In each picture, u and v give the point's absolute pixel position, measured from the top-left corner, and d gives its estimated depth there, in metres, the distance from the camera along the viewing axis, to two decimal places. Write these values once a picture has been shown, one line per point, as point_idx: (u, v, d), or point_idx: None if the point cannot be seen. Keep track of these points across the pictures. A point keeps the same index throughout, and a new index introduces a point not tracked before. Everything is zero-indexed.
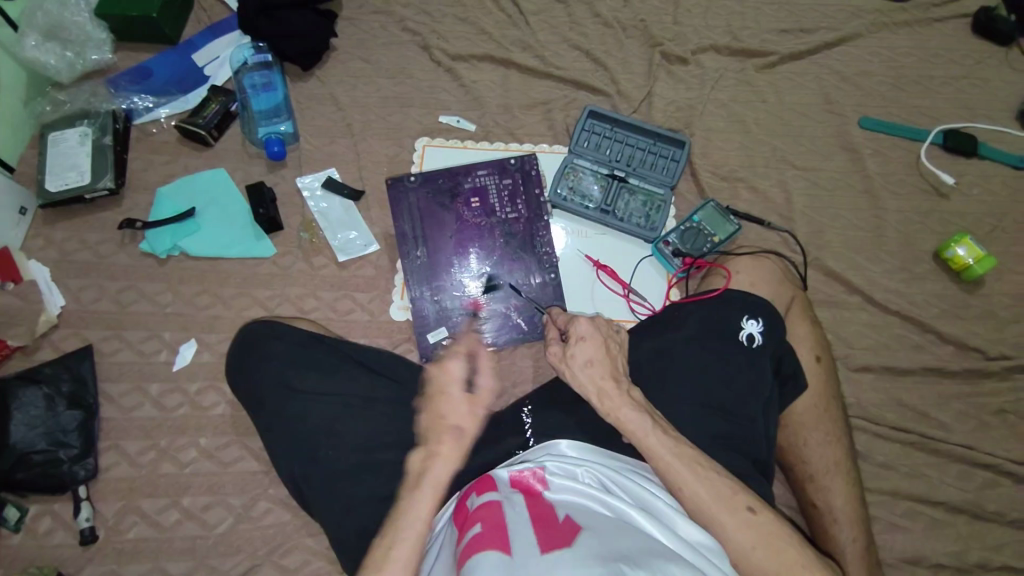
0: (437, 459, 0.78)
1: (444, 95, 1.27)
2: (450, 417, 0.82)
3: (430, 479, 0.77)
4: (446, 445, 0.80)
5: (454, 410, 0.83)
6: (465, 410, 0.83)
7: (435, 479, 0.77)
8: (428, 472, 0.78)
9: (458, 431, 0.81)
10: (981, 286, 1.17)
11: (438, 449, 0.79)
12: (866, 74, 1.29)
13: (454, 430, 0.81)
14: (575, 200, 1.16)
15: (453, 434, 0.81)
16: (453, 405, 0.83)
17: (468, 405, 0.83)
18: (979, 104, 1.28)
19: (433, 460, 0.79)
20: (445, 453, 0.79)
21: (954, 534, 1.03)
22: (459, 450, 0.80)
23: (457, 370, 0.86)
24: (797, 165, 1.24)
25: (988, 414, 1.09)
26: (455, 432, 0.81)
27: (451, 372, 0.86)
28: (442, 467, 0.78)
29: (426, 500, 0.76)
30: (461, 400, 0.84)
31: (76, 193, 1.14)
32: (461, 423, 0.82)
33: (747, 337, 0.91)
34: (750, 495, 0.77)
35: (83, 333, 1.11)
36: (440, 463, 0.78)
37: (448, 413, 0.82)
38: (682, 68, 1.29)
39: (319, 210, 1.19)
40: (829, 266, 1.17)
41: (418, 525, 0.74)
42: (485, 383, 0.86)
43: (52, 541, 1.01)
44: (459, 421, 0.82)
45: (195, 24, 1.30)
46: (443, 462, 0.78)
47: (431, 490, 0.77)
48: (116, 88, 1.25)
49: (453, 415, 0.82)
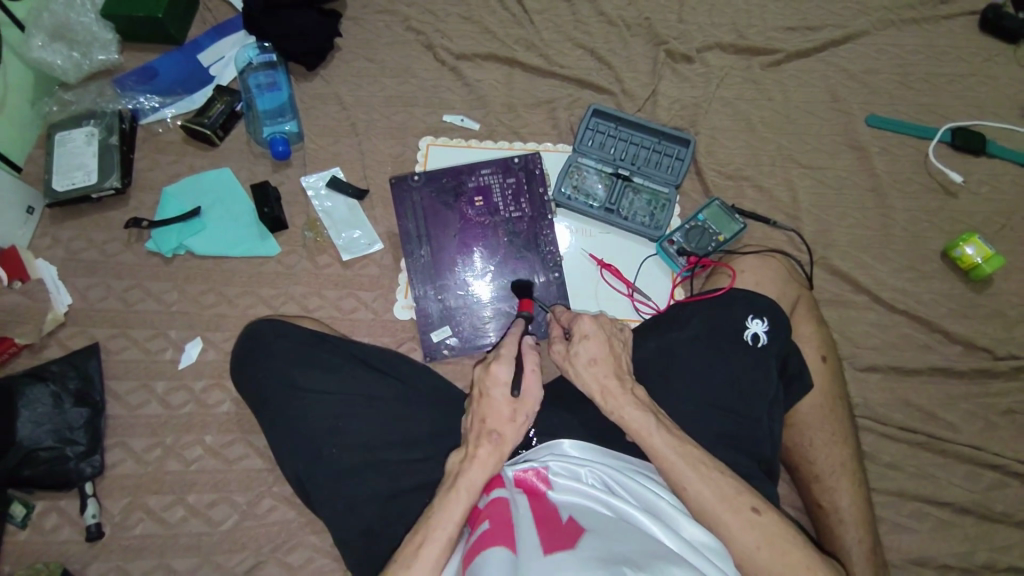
0: (473, 464, 0.76)
1: (449, 94, 1.27)
2: (490, 420, 0.79)
3: (465, 481, 0.75)
4: (484, 449, 0.77)
5: (496, 415, 0.79)
6: (507, 414, 0.79)
7: (471, 482, 0.75)
8: (463, 475, 0.76)
9: (496, 437, 0.78)
10: (990, 286, 1.16)
11: (476, 452, 0.77)
12: (873, 72, 1.28)
13: (493, 436, 0.78)
14: (579, 199, 1.16)
15: (491, 439, 0.77)
16: (496, 409, 0.79)
17: (510, 410, 0.79)
18: (988, 102, 1.26)
19: (468, 463, 0.76)
20: (483, 456, 0.76)
21: (962, 536, 1.02)
22: (498, 455, 0.77)
23: (504, 370, 0.81)
24: (803, 163, 1.23)
25: (997, 415, 1.08)
26: (494, 437, 0.78)
27: (497, 374, 0.81)
28: (479, 473, 0.75)
29: (458, 500, 0.74)
30: (504, 403, 0.80)
31: (83, 192, 1.15)
32: (501, 428, 0.78)
33: (752, 336, 0.91)
34: (754, 496, 0.77)
35: (90, 331, 1.12)
36: (475, 468, 0.76)
37: (488, 417, 0.79)
38: (687, 66, 1.29)
39: (323, 209, 1.19)
40: (835, 265, 1.16)
41: (449, 526, 0.72)
42: (531, 385, 0.81)
43: (58, 538, 1.02)
44: (500, 427, 0.78)
45: (201, 24, 1.30)
46: (479, 465, 0.76)
47: (467, 491, 0.74)
48: (123, 88, 1.25)
49: (494, 419, 0.79)
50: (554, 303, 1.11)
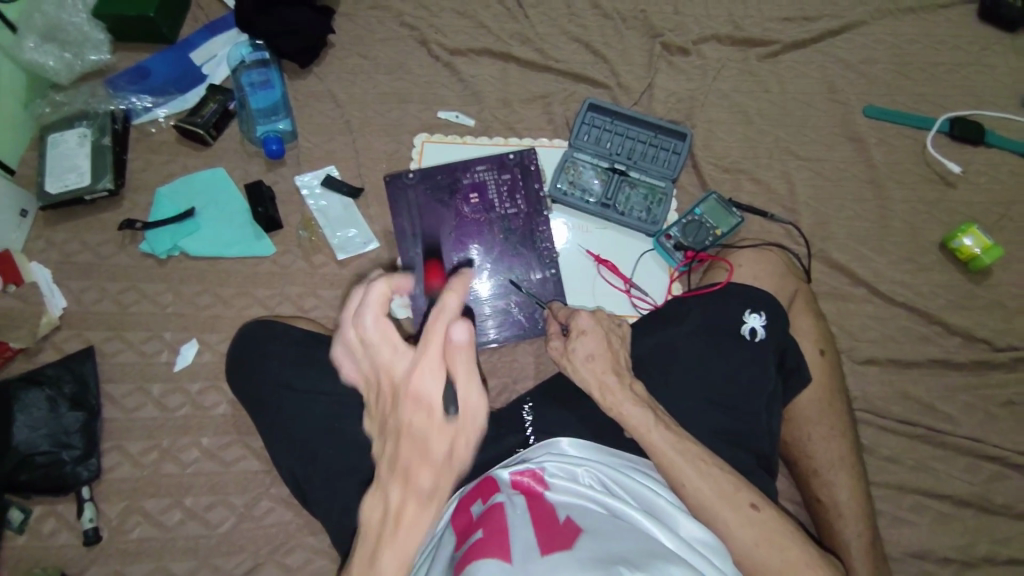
0: (403, 525, 0.57)
1: (443, 90, 1.26)
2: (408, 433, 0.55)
3: (409, 526, 0.56)
4: (410, 508, 0.57)
5: (421, 452, 0.55)
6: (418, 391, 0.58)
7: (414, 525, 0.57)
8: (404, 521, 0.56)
9: (428, 492, 0.56)
10: (989, 277, 1.15)
11: (402, 512, 0.57)
12: (870, 62, 1.27)
13: (422, 490, 0.56)
14: (575, 194, 1.15)
15: (418, 494, 0.56)
16: (420, 452, 0.55)
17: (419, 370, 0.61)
18: (986, 91, 1.25)
19: (396, 529, 0.57)
20: (411, 514, 0.57)
21: (961, 528, 1.02)
22: (424, 510, 0.57)
23: (433, 379, 0.55)
24: (800, 155, 1.22)
25: (996, 407, 1.08)
26: (426, 493, 0.56)
27: (418, 394, 0.55)
28: (413, 538, 0.57)
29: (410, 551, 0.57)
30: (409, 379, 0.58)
31: (76, 194, 1.14)
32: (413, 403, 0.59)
33: (749, 331, 0.90)
34: (753, 492, 0.76)
35: (85, 334, 1.12)
36: (406, 531, 0.57)
37: (414, 464, 0.55)
38: (683, 59, 1.28)
39: (318, 208, 1.18)
40: (834, 257, 1.15)
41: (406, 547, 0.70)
42: (469, 401, 0.56)
43: (56, 542, 1.02)
44: (420, 468, 0.55)
45: (193, 23, 1.29)
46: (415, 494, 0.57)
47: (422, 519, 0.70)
48: (114, 88, 1.25)
49: (422, 457, 0.55)
50: (552, 299, 1.11)
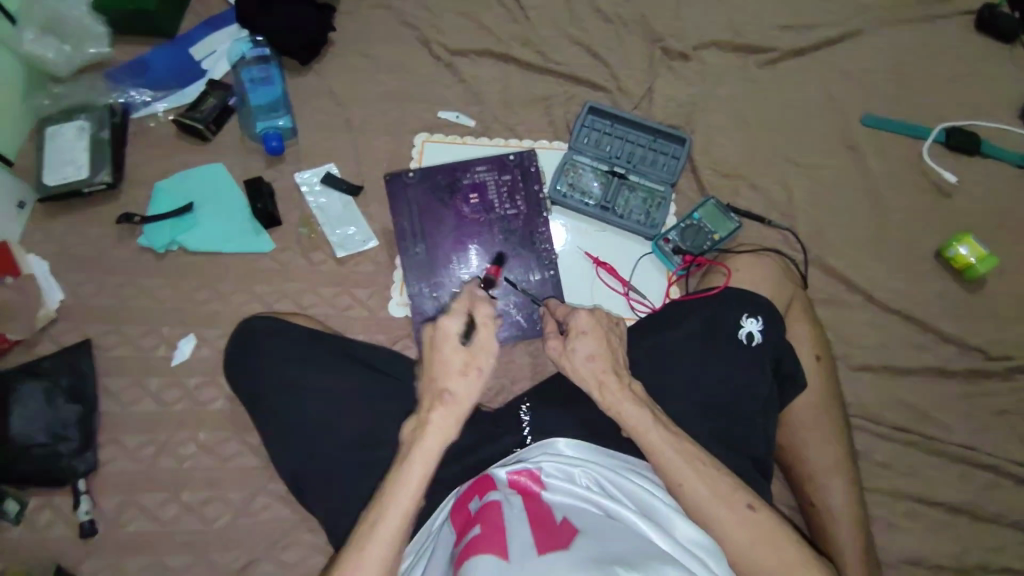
0: (428, 429, 0.77)
1: (444, 90, 1.26)
2: (440, 380, 0.79)
3: (420, 451, 0.76)
4: (437, 413, 0.78)
5: (445, 372, 0.79)
6: (454, 369, 0.79)
7: (425, 451, 0.76)
8: (418, 445, 0.77)
9: (449, 397, 0.78)
10: (983, 285, 1.16)
11: (429, 417, 0.78)
12: (867, 71, 1.28)
13: (446, 395, 0.78)
14: (575, 197, 1.16)
15: (444, 399, 0.78)
16: (445, 366, 0.79)
17: (461, 365, 0.79)
18: (982, 102, 1.27)
19: (424, 430, 0.77)
20: (436, 422, 0.77)
21: (954, 534, 1.03)
22: (454, 414, 0.78)
23: None
24: (799, 162, 1.23)
25: (989, 414, 1.09)
26: (447, 398, 0.78)
27: (445, 330, 0.80)
28: (434, 439, 0.77)
29: (414, 472, 0.75)
30: (454, 356, 0.79)
31: (73, 187, 1.14)
32: (454, 388, 0.78)
33: (746, 335, 0.91)
34: (749, 493, 0.77)
35: (82, 327, 1.11)
36: (431, 433, 0.77)
37: (438, 375, 0.79)
38: (684, 64, 1.29)
39: (318, 205, 1.18)
40: (831, 264, 1.16)
41: (404, 501, 0.74)
42: (482, 339, 0.80)
43: (52, 535, 1.02)
44: (452, 385, 0.79)
45: (194, 18, 1.29)
46: (434, 432, 0.77)
47: (421, 461, 0.76)
48: (114, 82, 1.24)
49: (444, 377, 0.79)
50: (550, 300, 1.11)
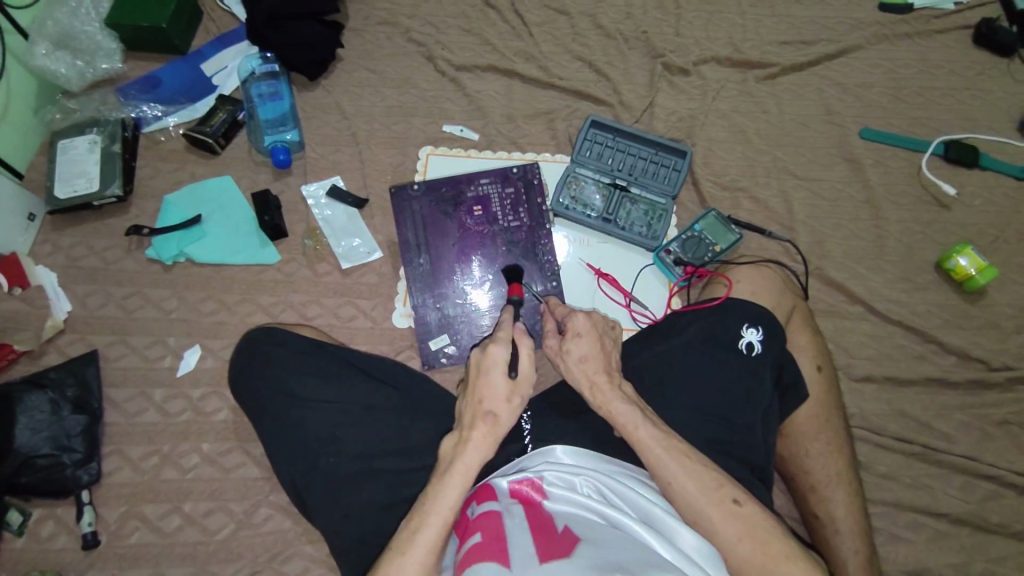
0: (469, 446, 0.78)
1: (448, 104, 1.28)
2: (487, 402, 0.79)
3: (461, 465, 0.76)
4: (479, 432, 0.78)
5: (492, 396, 0.80)
6: (503, 396, 0.80)
7: (465, 466, 0.76)
8: (459, 458, 0.77)
9: (492, 418, 0.79)
10: (984, 297, 1.17)
11: (470, 435, 0.78)
12: (866, 86, 1.30)
13: (489, 416, 0.79)
14: (577, 209, 1.17)
15: (487, 420, 0.79)
16: (491, 390, 0.80)
17: (508, 393, 0.80)
18: (980, 115, 1.28)
19: (464, 447, 0.78)
20: (475, 440, 0.78)
21: (957, 547, 1.02)
22: (494, 437, 0.78)
23: None
24: (798, 174, 1.24)
25: (992, 426, 1.09)
26: (490, 419, 0.79)
27: (494, 357, 0.81)
28: (475, 456, 0.77)
29: (454, 485, 0.75)
30: (501, 385, 0.80)
31: (85, 200, 1.16)
32: (497, 409, 0.79)
33: (746, 345, 0.92)
34: (736, 488, 0.78)
35: (89, 338, 1.13)
36: (472, 450, 0.77)
37: (485, 398, 0.80)
38: (684, 79, 1.31)
39: (323, 217, 1.20)
40: (831, 276, 1.17)
41: (444, 512, 0.74)
42: (527, 369, 0.81)
43: (55, 546, 1.02)
44: (496, 407, 0.79)
45: (204, 35, 1.32)
46: (475, 448, 0.77)
47: (462, 476, 0.76)
48: (125, 96, 1.26)
49: (491, 401, 0.80)
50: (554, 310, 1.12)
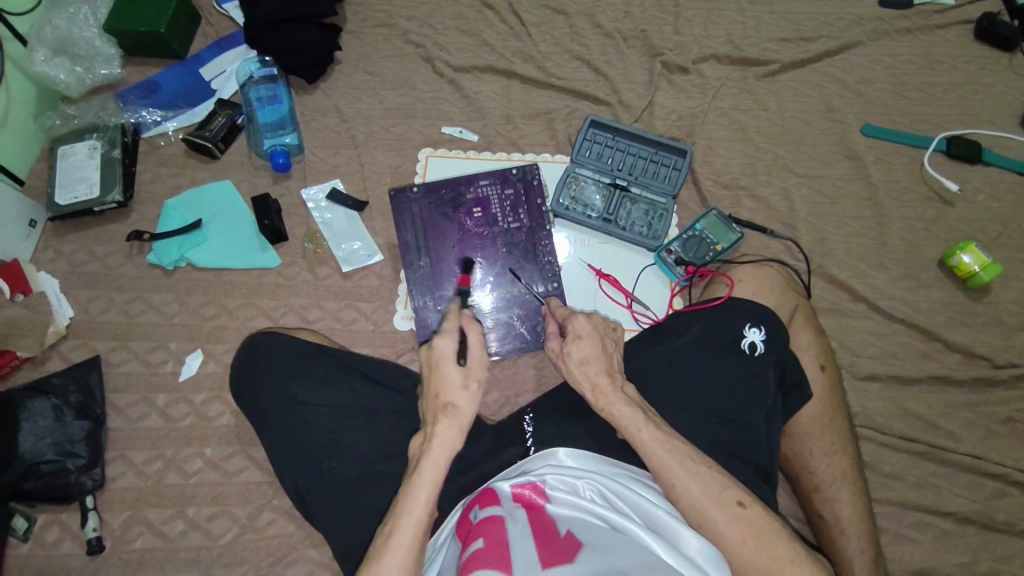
0: (434, 442, 0.77)
1: (447, 106, 1.28)
2: (445, 394, 0.80)
3: (429, 461, 0.76)
4: (443, 425, 0.78)
5: (448, 388, 0.80)
6: (457, 385, 0.80)
7: (435, 460, 0.76)
8: (427, 455, 0.77)
9: (453, 409, 0.79)
10: (987, 294, 1.16)
11: (435, 430, 0.78)
12: (867, 82, 1.29)
13: (449, 408, 0.79)
14: (577, 209, 1.17)
15: (448, 412, 0.79)
16: (447, 382, 0.81)
17: (464, 381, 0.81)
18: (983, 110, 1.27)
19: (430, 444, 0.78)
20: (441, 435, 0.78)
21: (963, 545, 1.02)
22: (458, 426, 0.79)
23: None
24: (799, 172, 1.24)
25: (996, 423, 1.08)
26: (451, 410, 0.79)
27: (441, 349, 0.82)
28: (441, 451, 0.77)
29: (426, 482, 0.75)
30: (455, 375, 0.81)
31: (85, 206, 1.16)
32: (455, 399, 0.80)
33: (749, 345, 0.91)
34: (739, 490, 0.77)
35: (91, 343, 1.13)
36: (438, 445, 0.77)
37: (442, 391, 0.80)
38: (683, 77, 1.30)
39: (323, 221, 1.20)
40: (833, 273, 1.17)
41: (418, 511, 0.74)
42: (475, 355, 0.83)
43: (59, 551, 1.02)
44: (455, 398, 0.80)
45: (203, 39, 1.31)
46: (441, 443, 0.77)
47: (432, 471, 0.76)
48: (125, 102, 1.27)
49: (447, 393, 0.80)
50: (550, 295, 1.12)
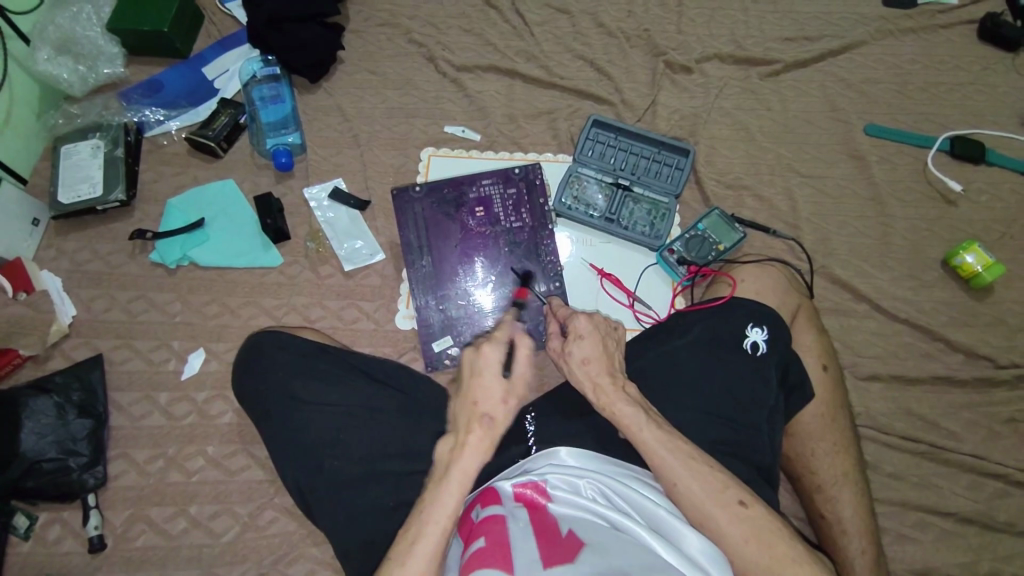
0: (465, 450, 0.77)
1: (449, 105, 1.28)
2: (482, 404, 0.79)
3: (458, 470, 0.76)
4: (475, 435, 0.78)
5: (486, 397, 0.80)
6: (497, 397, 0.80)
7: (463, 469, 0.76)
8: (457, 463, 0.77)
9: (489, 420, 0.79)
10: (990, 294, 1.16)
11: (467, 438, 0.78)
12: (870, 82, 1.29)
13: (486, 419, 0.79)
14: (579, 209, 1.17)
15: (483, 422, 0.79)
16: (486, 391, 0.80)
17: (502, 393, 0.80)
18: (986, 111, 1.27)
19: (461, 451, 0.77)
20: (473, 444, 0.77)
21: (966, 546, 1.01)
22: (490, 438, 0.78)
23: None
24: (802, 172, 1.23)
25: (999, 423, 1.08)
26: (486, 421, 0.79)
27: (488, 357, 0.82)
28: (472, 460, 0.77)
29: (453, 490, 0.75)
30: (496, 386, 0.80)
31: (88, 205, 1.16)
32: (493, 411, 0.79)
33: (751, 345, 0.91)
34: (741, 489, 0.77)
35: (94, 342, 1.13)
36: (468, 454, 0.77)
37: (481, 399, 0.80)
38: (686, 77, 1.30)
39: (326, 220, 1.20)
40: (836, 273, 1.16)
41: (443, 520, 0.73)
42: (521, 368, 0.82)
43: (61, 549, 1.02)
44: (492, 410, 0.79)
45: (206, 38, 1.32)
46: (472, 452, 0.77)
47: (460, 480, 0.76)
48: (128, 101, 1.27)
49: (485, 402, 0.80)
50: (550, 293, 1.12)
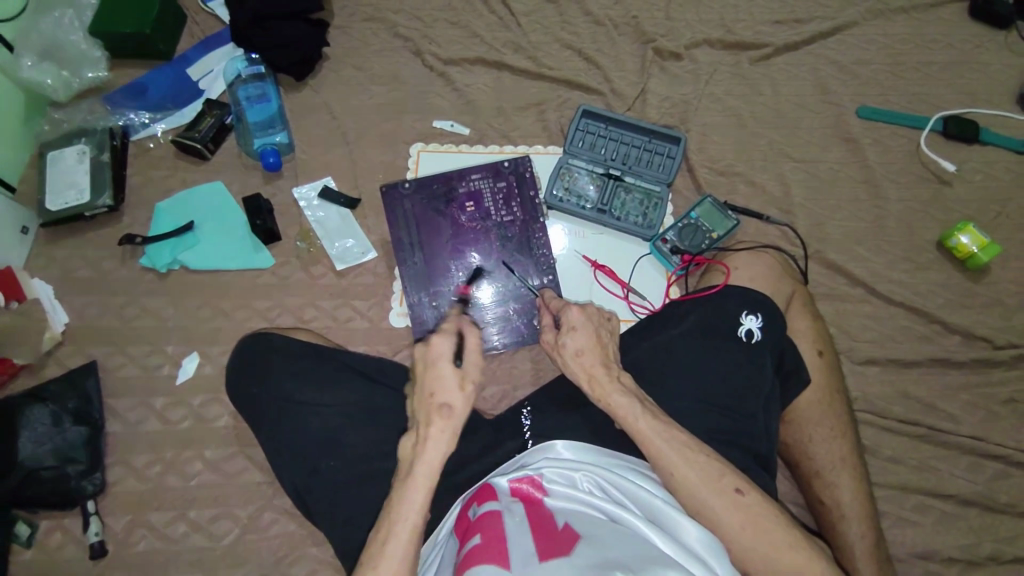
0: (428, 443, 0.77)
1: (437, 99, 1.26)
2: (439, 394, 0.79)
3: (421, 464, 0.76)
4: (436, 427, 0.77)
5: (443, 386, 0.79)
6: (454, 386, 0.79)
7: (428, 465, 0.76)
8: (420, 458, 0.76)
9: (448, 409, 0.78)
10: (986, 274, 1.15)
11: (428, 431, 0.77)
12: (862, 63, 1.28)
13: (444, 409, 0.78)
14: (571, 200, 1.16)
15: (443, 413, 0.78)
16: (442, 382, 0.79)
17: (458, 382, 0.79)
18: (980, 89, 1.26)
19: (423, 445, 0.77)
20: (433, 437, 0.77)
21: (965, 528, 1.01)
22: (451, 428, 0.78)
23: None
24: (795, 157, 1.22)
25: (997, 404, 1.08)
26: (444, 411, 0.78)
27: (438, 347, 0.81)
28: (434, 452, 0.76)
29: (420, 487, 0.75)
30: (450, 376, 0.80)
31: (76, 211, 1.15)
32: (451, 400, 0.79)
33: (746, 332, 0.90)
34: (737, 477, 0.77)
35: (87, 349, 1.13)
36: (432, 446, 0.77)
37: (436, 391, 0.79)
38: (676, 63, 1.28)
39: (316, 219, 1.19)
40: (830, 258, 1.16)
41: (412, 517, 0.74)
42: (472, 355, 0.82)
43: (62, 557, 1.02)
44: (448, 399, 0.79)
45: (190, 39, 1.30)
46: (433, 445, 0.77)
47: (424, 475, 0.75)
48: (112, 104, 1.25)
49: (441, 392, 0.79)
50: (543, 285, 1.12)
